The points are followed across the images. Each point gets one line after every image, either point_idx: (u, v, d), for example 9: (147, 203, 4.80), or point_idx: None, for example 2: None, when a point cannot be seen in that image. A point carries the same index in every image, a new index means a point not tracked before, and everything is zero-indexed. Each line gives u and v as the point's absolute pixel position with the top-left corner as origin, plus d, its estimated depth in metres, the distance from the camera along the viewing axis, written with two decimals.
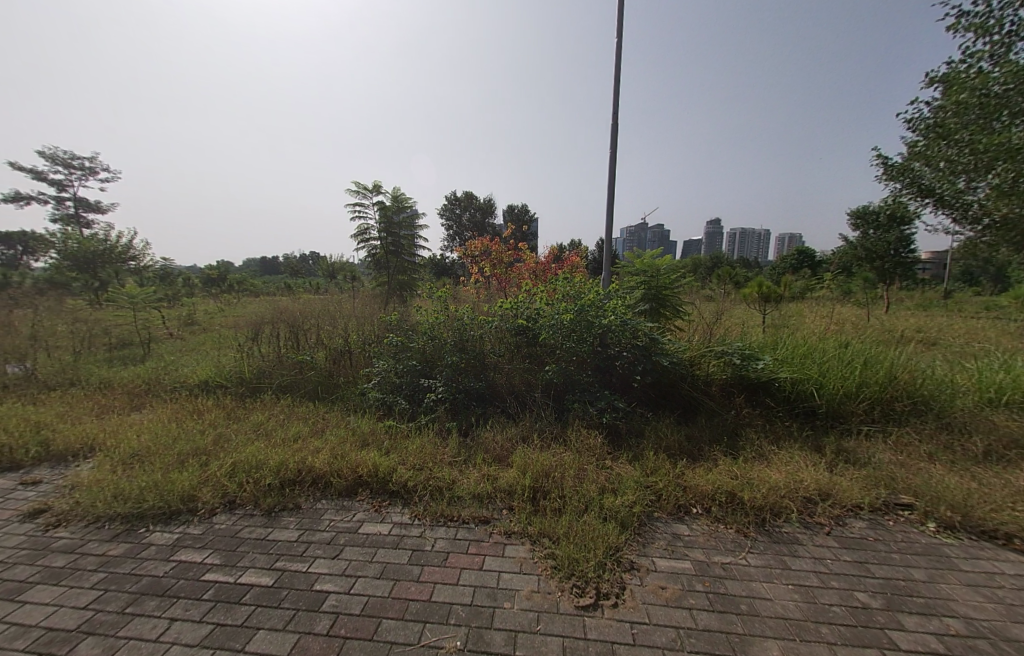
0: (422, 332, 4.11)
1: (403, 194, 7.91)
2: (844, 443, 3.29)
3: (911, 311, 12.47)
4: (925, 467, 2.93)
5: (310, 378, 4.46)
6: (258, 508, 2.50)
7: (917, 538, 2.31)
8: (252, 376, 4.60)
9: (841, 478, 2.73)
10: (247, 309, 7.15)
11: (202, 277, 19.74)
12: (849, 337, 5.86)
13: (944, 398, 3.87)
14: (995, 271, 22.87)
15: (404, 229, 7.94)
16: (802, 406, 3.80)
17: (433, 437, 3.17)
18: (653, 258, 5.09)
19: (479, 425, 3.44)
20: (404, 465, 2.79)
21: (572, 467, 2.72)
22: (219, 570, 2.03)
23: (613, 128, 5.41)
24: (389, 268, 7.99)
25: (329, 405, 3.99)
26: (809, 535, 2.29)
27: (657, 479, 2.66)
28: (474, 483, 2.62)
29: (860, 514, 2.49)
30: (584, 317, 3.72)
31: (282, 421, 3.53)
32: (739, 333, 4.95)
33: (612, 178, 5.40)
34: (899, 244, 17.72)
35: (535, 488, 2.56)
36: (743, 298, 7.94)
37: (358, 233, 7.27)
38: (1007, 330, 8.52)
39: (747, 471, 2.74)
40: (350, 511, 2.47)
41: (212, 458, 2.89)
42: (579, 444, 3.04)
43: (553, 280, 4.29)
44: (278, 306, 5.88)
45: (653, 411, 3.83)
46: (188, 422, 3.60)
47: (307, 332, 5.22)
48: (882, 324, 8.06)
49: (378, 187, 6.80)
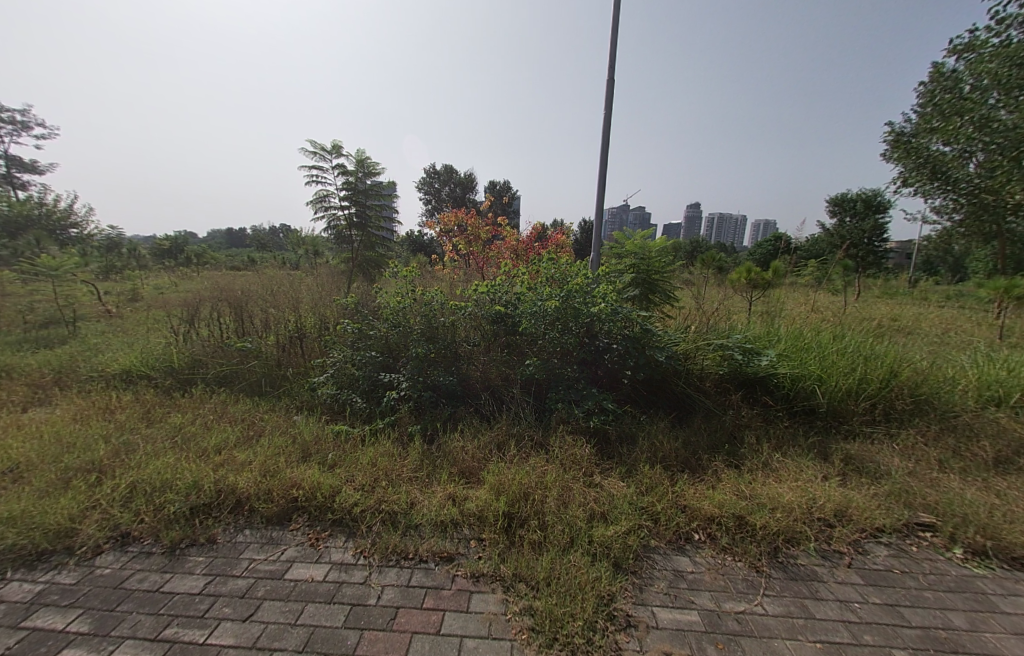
0: (383, 317, 3.52)
1: (369, 159, 7.07)
2: (851, 447, 2.99)
3: (881, 299, 12.67)
4: (939, 478, 2.66)
5: (254, 369, 3.85)
6: (158, 545, 1.97)
7: (947, 569, 2.00)
8: (184, 365, 3.94)
9: (856, 494, 2.41)
10: (191, 286, 6.31)
11: (155, 246, 17.99)
12: (839, 328, 5.65)
13: (947, 395, 3.64)
14: (954, 261, 23.83)
15: (370, 198, 7.12)
16: (802, 404, 3.50)
17: (391, 445, 2.67)
18: (645, 239, 4.62)
19: (448, 429, 2.97)
20: (352, 483, 2.29)
21: (555, 485, 2.29)
22: (83, 644, 1.51)
23: (608, 86, 4.75)
24: (355, 242, 7.23)
25: (272, 402, 3.42)
26: (829, 569, 1.95)
27: (654, 499, 2.27)
28: (438, 506, 2.16)
29: (880, 539, 2.17)
30: (571, 303, 3.24)
31: (209, 423, 2.95)
32: (733, 322, 4.60)
33: (605, 146, 4.83)
34: (871, 232, 18.08)
35: (510, 513, 2.12)
36: (730, 282, 7.64)
37: (316, 200, 6.43)
38: (980, 321, 8.60)
39: (754, 488, 2.39)
40: (277, 548, 1.96)
41: (108, 477, 2.30)
42: (562, 453, 2.62)
43: (535, 260, 3.77)
44: (220, 284, 5.14)
45: (643, 410, 3.45)
46: (92, 424, 2.96)
47: (252, 314, 4.52)
48: (861, 312, 8.02)
49: (338, 148, 5.98)
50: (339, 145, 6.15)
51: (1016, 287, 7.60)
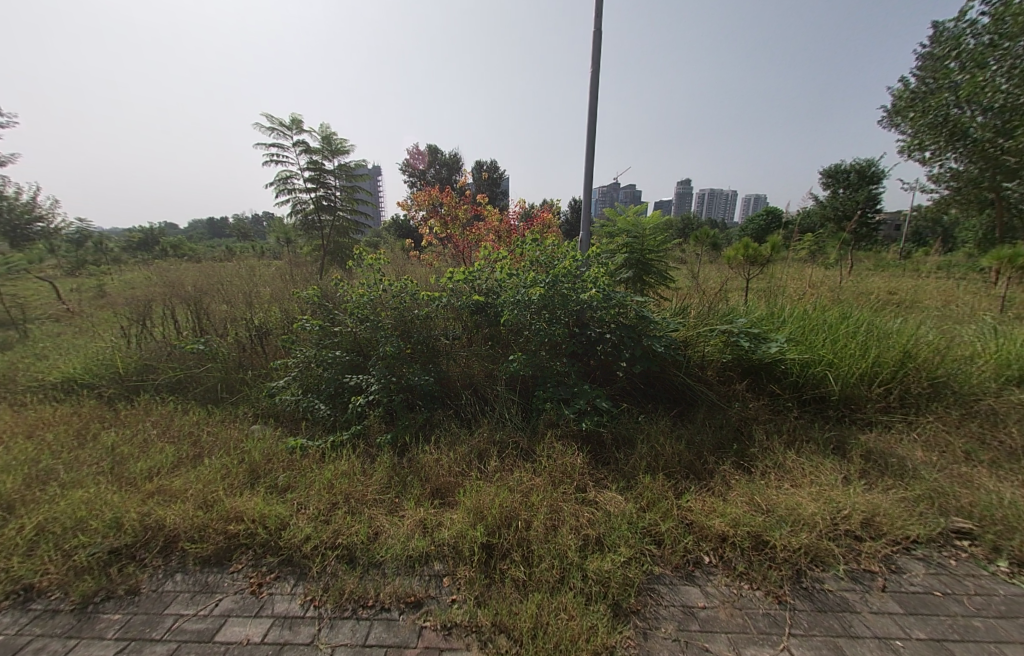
0: (348, 312, 3.12)
1: (336, 135, 6.50)
2: (869, 440, 2.72)
3: (878, 273, 12.44)
4: (969, 473, 2.39)
5: (209, 374, 3.46)
6: (65, 601, 1.64)
7: (995, 588, 1.73)
8: (131, 371, 3.54)
9: (882, 499, 2.13)
10: (149, 280, 5.80)
11: (128, 237, 16.96)
12: (842, 304, 5.37)
13: (966, 376, 3.39)
14: (944, 231, 23.83)
15: (339, 179, 6.60)
16: (811, 393, 3.23)
17: (358, 460, 2.34)
18: (639, 215, 4.22)
19: (424, 436, 2.63)
20: (308, 511, 1.96)
21: (543, 505, 1.98)
22: None
23: (597, 39, 4.18)
24: (326, 228, 6.74)
25: (228, 411, 3.05)
26: (861, 596, 1.68)
27: (657, 517, 1.97)
28: (406, 535, 1.84)
29: (914, 553, 1.90)
30: (558, 290, 2.87)
31: (150, 443, 2.59)
32: (735, 303, 4.28)
33: (595, 110, 4.33)
34: (867, 203, 17.76)
35: (491, 542, 1.80)
36: (727, 260, 7.33)
37: (279, 182, 5.90)
38: (978, 292, 8.43)
39: (768, 497, 2.10)
40: (211, 600, 1.63)
41: (12, 517, 1.94)
42: (552, 462, 2.31)
43: (517, 242, 3.38)
44: (176, 280, 4.69)
45: (640, 405, 3.15)
46: (13, 447, 2.57)
47: (208, 309, 4.10)
48: (860, 286, 7.76)
49: (299, 123, 5.42)
50: (299, 120, 5.59)
51: (1020, 256, 7.39)
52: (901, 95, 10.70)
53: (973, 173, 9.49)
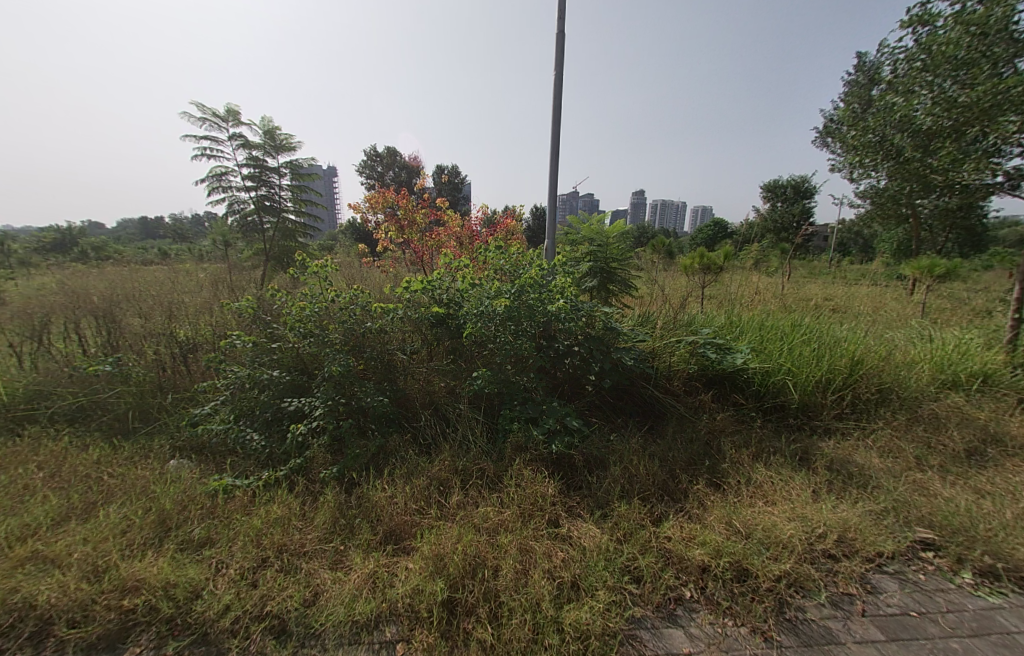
0: (287, 325, 2.76)
1: (279, 130, 5.99)
2: (830, 449, 2.75)
3: (815, 280, 13.41)
4: (923, 480, 2.46)
5: (116, 400, 2.93)
6: None
7: (964, 603, 1.72)
8: (16, 399, 2.95)
9: (851, 513, 2.12)
10: (52, 288, 4.99)
11: (35, 233, 14.85)
12: (790, 311, 5.63)
13: (908, 382, 3.57)
14: (864, 243, 26.45)
15: (284, 178, 6.10)
16: (772, 402, 3.27)
17: (296, 502, 2.02)
18: (603, 223, 4.15)
19: (375, 466, 2.34)
20: (230, 573, 1.62)
21: (512, 545, 1.77)
22: None
23: (560, 41, 4.08)
24: (269, 230, 6.19)
25: (141, 446, 2.58)
26: (844, 624, 1.61)
27: (635, 550, 1.83)
28: (353, 594, 1.56)
29: (885, 569, 1.88)
30: (525, 301, 2.69)
31: (30, 493, 2.11)
32: (696, 311, 4.31)
33: (559, 114, 4.23)
34: (803, 216, 19.24)
35: (454, 596, 1.56)
36: (684, 267, 7.52)
37: (212, 179, 5.33)
38: (899, 298, 9.28)
39: (744, 519, 2.02)
40: None
41: None
42: (521, 492, 2.11)
43: (480, 249, 3.16)
44: (84, 290, 4.05)
45: (609, 420, 3.03)
46: None
47: (121, 323, 3.53)
48: (801, 294, 8.26)
49: (236, 116, 4.92)
50: (235, 112, 5.08)
51: (936, 267, 8.17)
52: (834, 118, 11.65)
53: (893, 189, 10.47)
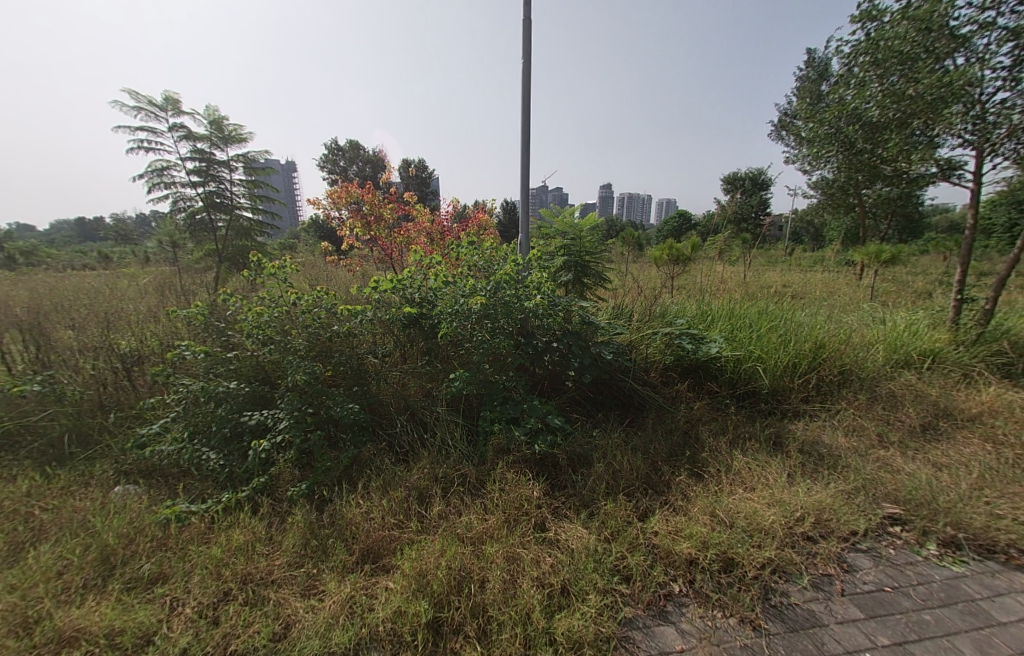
0: (244, 333, 2.54)
1: (226, 121, 5.58)
2: (801, 432, 2.84)
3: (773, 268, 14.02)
4: (887, 456, 2.58)
5: (47, 424, 2.61)
6: None
7: (932, 574, 1.81)
8: None
9: (825, 494, 2.18)
10: None
11: None
12: (754, 299, 5.82)
13: (866, 363, 3.76)
14: (816, 231, 27.97)
15: (235, 172, 5.70)
16: (744, 388, 3.35)
17: (262, 526, 1.85)
18: (576, 216, 4.11)
19: (349, 480, 2.20)
20: (188, 613, 1.46)
21: (499, 554, 1.70)
22: None
23: (526, 28, 3.96)
24: (222, 229, 5.78)
25: (79, 473, 2.32)
26: (826, 605, 1.64)
27: (624, 549, 1.80)
28: (329, 622, 1.44)
29: (859, 547, 1.95)
30: (501, 298, 2.59)
31: None
32: (669, 302, 4.36)
33: (528, 105, 4.13)
34: (761, 207, 20.09)
35: (440, 614, 1.48)
36: (653, 258, 7.65)
37: (152, 174, 4.90)
38: (850, 282, 9.85)
39: (727, 508, 2.03)
40: None
41: None
42: (505, 496, 2.04)
43: (451, 245, 3.03)
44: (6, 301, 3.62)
45: (589, 415, 3.00)
46: None
47: (51, 336, 3.16)
48: (763, 281, 8.61)
49: (173, 103, 4.50)
50: (173, 99, 4.66)
51: (882, 252, 8.70)
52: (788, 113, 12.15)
53: (842, 180, 11.06)
